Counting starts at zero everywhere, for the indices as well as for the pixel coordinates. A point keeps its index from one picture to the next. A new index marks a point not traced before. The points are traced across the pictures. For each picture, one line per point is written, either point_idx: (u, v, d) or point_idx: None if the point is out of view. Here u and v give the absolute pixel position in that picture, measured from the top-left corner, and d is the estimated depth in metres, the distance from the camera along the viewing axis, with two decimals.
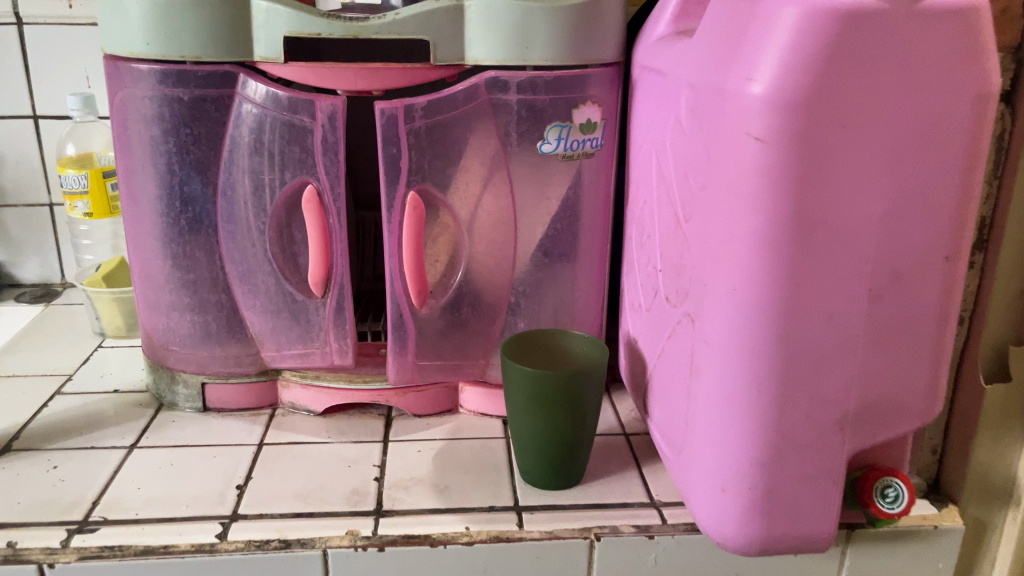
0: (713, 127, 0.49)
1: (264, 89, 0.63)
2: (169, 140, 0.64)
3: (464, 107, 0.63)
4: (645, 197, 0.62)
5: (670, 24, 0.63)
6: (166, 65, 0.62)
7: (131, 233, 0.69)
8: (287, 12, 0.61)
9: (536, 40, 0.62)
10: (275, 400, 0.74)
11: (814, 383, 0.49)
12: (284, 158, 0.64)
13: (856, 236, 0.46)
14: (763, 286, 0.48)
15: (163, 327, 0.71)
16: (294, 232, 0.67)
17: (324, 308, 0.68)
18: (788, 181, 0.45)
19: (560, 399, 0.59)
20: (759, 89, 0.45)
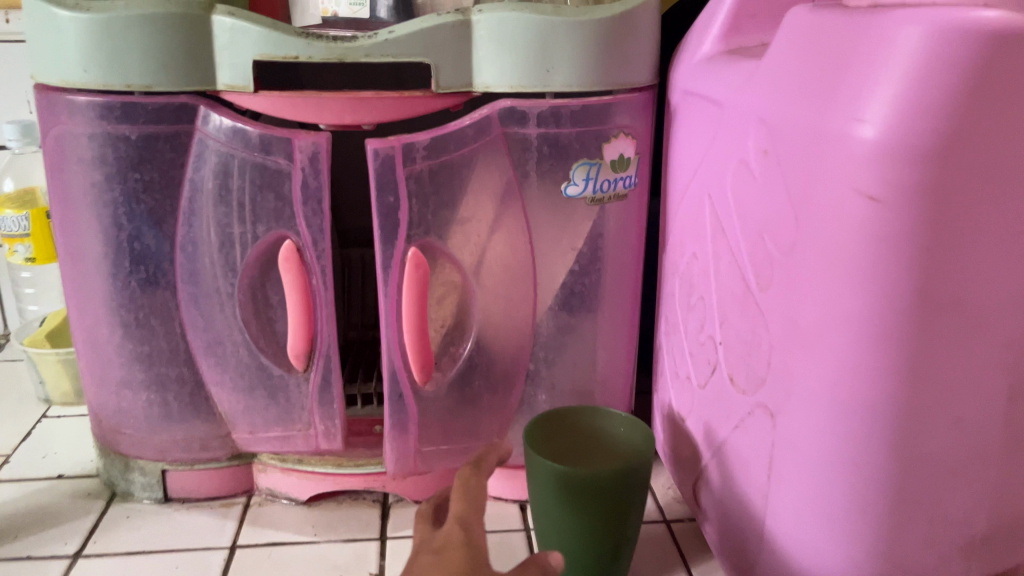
0: (800, 177, 0.39)
1: (230, 125, 0.51)
2: (114, 188, 0.53)
3: (474, 144, 0.53)
4: (694, 251, 0.52)
5: (719, 41, 0.52)
6: (109, 97, 0.51)
7: (72, 297, 0.57)
8: (256, 30, 0.50)
9: (560, 61, 0.52)
10: (250, 486, 0.63)
11: (936, 499, 0.39)
12: (256, 207, 0.53)
13: (994, 320, 0.36)
14: (874, 382, 0.37)
15: (113, 407, 0.59)
16: (270, 294, 0.56)
17: (307, 384, 0.57)
18: (910, 253, 0.35)
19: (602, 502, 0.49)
20: (873, 134, 0.35)
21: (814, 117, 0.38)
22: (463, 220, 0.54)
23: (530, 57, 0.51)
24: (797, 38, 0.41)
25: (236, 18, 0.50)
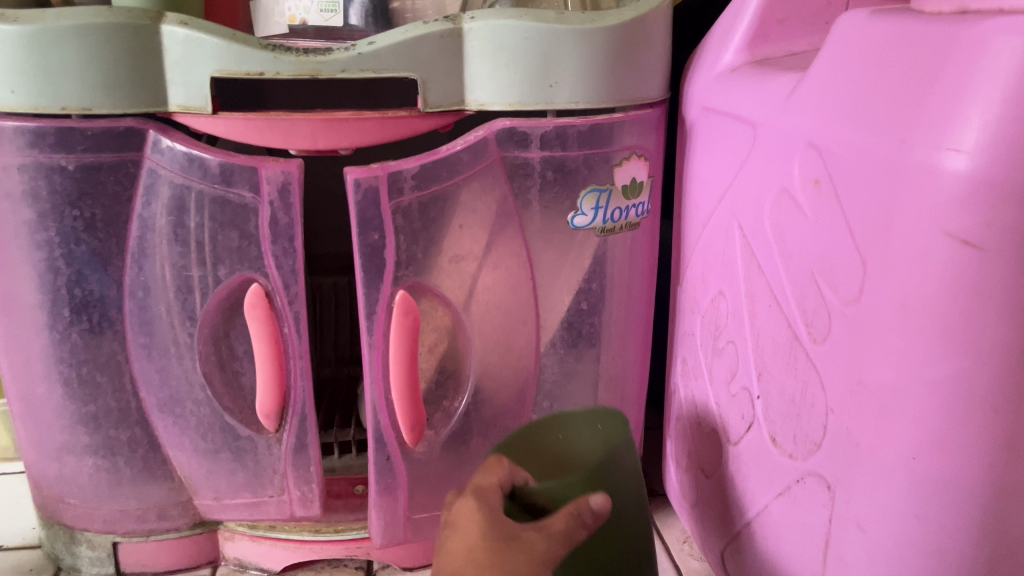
0: (868, 214, 0.33)
1: (184, 151, 0.44)
2: (49, 226, 0.45)
3: (469, 171, 0.46)
4: (721, 289, 0.46)
5: (741, 52, 0.47)
6: (41, 122, 0.43)
7: (4, 351, 0.49)
8: (213, 43, 0.43)
9: (566, 76, 0.45)
10: (215, 555, 0.56)
11: None
12: (216, 247, 0.46)
13: None
14: (964, 458, 0.31)
15: (55, 473, 0.51)
16: (236, 343, 0.49)
17: (280, 445, 0.50)
18: (1012, 308, 0.29)
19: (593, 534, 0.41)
20: (966, 165, 0.29)
21: (887, 144, 0.32)
22: (457, 257, 0.48)
23: (531, 71, 0.45)
24: (857, 50, 0.35)
25: (190, 28, 0.43)
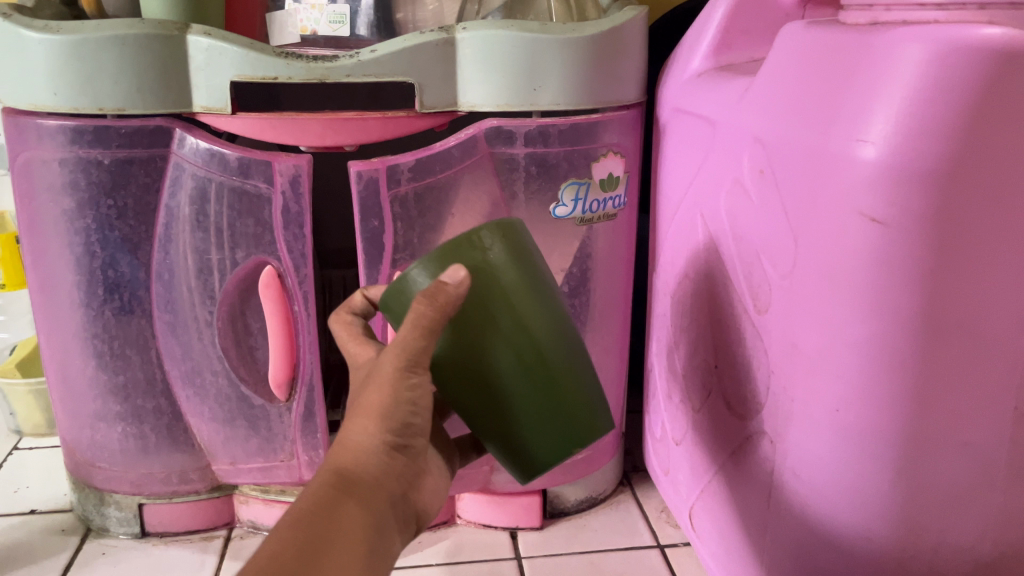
0: (800, 198, 0.38)
1: (207, 147, 0.50)
2: (86, 213, 0.51)
3: (460, 165, 0.51)
4: (688, 272, 0.51)
5: (708, 58, 0.51)
6: (81, 121, 0.49)
7: (44, 327, 0.55)
8: (233, 51, 0.48)
9: (547, 80, 0.51)
10: (231, 519, 0.61)
11: (943, 529, 0.38)
12: (234, 233, 0.51)
13: (1003, 347, 0.35)
14: (880, 408, 0.37)
15: (87, 439, 0.57)
16: (251, 321, 0.54)
17: (290, 414, 0.55)
18: (915, 278, 0.34)
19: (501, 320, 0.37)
20: (875, 154, 0.34)
21: (813, 137, 0.37)
22: None
23: (516, 76, 0.50)
24: (792, 55, 0.40)
25: (213, 38, 0.48)
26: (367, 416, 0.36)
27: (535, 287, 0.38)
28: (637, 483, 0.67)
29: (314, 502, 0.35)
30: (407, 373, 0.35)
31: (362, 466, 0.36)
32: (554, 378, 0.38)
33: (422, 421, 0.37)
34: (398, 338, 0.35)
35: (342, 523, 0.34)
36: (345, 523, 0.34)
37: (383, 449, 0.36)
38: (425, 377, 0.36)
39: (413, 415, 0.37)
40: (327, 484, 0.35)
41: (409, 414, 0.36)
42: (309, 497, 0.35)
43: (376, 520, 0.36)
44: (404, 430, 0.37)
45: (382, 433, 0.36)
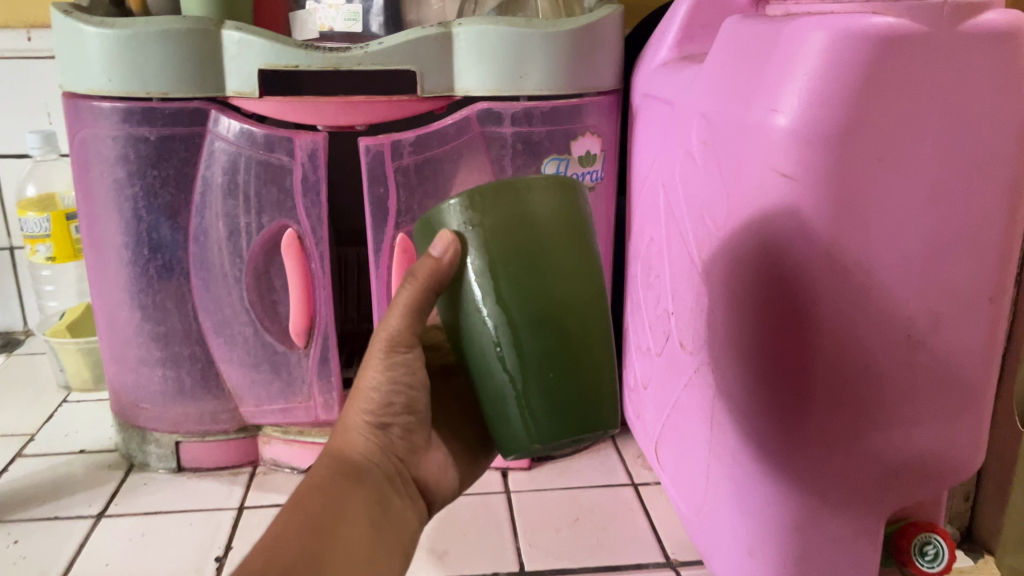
0: (735, 162, 0.46)
1: (238, 127, 0.58)
2: (135, 183, 0.59)
3: (455, 141, 0.59)
4: (652, 235, 0.58)
5: (672, 49, 0.59)
6: (131, 103, 0.58)
7: (97, 284, 0.64)
8: (260, 43, 0.57)
9: (531, 68, 0.58)
10: (255, 457, 0.69)
11: (850, 438, 0.45)
12: (260, 200, 0.60)
13: (893, 279, 0.42)
14: (797, 334, 0.44)
15: (132, 383, 0.65)
16: (274, 278, 0.63)
17: (307, 359, 0.63)
18: (818, 223, 0.42)
19: (531, 266, 0.39)
20: (785, 122, 0.41)
21: (742, 109, 0.45)
22: None
23: (504, 64, 0.58)
24: (730, 42, 0.47)
25: (244, 33, 0.57)
26: (358, 400, 0.47)
27: (577, 250, 0.40)
28: (619, 434, 0.74)
29: (319, 481, 0.44)
30: (390, 353, 0.46)
31: (356, 452, 0.46)
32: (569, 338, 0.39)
33: (401, 402, 0.48)
34: (373, 356, 0.46)
35: (346, 512, 0.43)
36: (351, 513, 0.43)
37: (374, 434, 0.47)
38: (407, 357, 0.47)
39: (393, 395, 0.47)
40: (329, 464, 0.46)
41: (390, 396, 0.47)
42: (316, 482, 0.44)
43: (372, 494, 0.45)
44: (384, 413, 0.47)
45: (371, 415, 0.47)
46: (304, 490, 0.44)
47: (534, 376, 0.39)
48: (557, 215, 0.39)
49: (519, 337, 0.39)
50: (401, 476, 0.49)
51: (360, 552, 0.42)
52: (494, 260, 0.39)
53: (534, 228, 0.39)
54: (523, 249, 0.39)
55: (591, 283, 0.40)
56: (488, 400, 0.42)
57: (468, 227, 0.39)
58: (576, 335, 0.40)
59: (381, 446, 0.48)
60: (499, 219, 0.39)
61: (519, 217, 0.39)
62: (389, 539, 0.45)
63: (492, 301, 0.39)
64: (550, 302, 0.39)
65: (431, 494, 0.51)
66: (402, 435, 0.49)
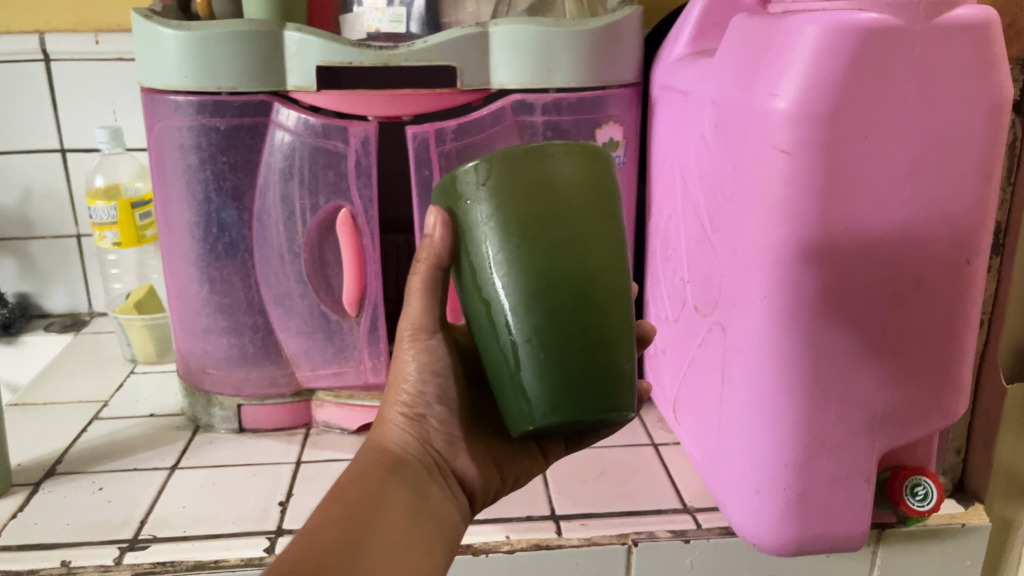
0: (738, 140, 0.51)
1: (298, 117, 0.65)
2: (205, 168, 0.66)
3: (492, 129, 0.66)
4: (670, 213, 0.64)
5: (688, 45, 0.65)
6: (203, 96, 0.64)
7: (169, 260, 0.71)
8: (318, 42, 0.63)
9: (559, 63, 0.65)
10: (309, 420, 0.76)
11: (843, 385, 0.51)
12: (318, 182, 0.67)
13: (878, 242, 0.48)
14: (791, 293, 0.49)
15: (199, 351, 0.72)
16: (328, 254, 0.70)
17: (358, 327, 0.71)
18: (813, 192, 0.47)
19: (540, 233, 0.40)
20: (783, 104, 0.47)
21: (746, 94, 0.50)
22: None
23: (536, 60, 0.65)
24: (735, 35, 0.53)
25: (303, 33, 0.64)
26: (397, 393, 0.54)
27: (587, 220, 0.41)
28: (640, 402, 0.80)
29: (361, 469, 0.51)
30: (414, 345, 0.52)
31: (394, 441, 0.53)
32: (565, 312, 0.41)
33: (432, 393, 0.53)
34: (403, 354, 0.53)
35: (383, 498, 0.49)
36: (386, 498, 0.49)
37: (408, 428, 0.53)
38: (434, 347, 0.52)
39: (424, 387, 0.53)
40: (371, 453, 0.52)
41: (420, 388, 0.53)
42: (358, 470, 0.50)
43: (405, 480, 0.51)
44: (416, 406, 0.54)
45: (406, 410, 0.53)
46: (347, 476, 0.50)
47: (533, 346, 0.41)
48: (571, 183, 0.41)
49: (516, 310, 0.41)
50: (437, 467, 0.54)
51: (393, 531, 0.47)
52: (502, 227, 0.41)
53: (544, 195, 0.41)
54: (531, 215, 0.41)
55: (604, 254, 0.41)
56: (493, 372, 0.44)
57: (481, 192, 0.42)
58: (581, 307, 0.41)
59: (417, 437, 0.54)
60: (509, 185, 0.41)
61: (531, 183, 0.41)
62: (425, 523, 0.50)
63: (497, 267, 0.41)
64: (553, 271, 0.40)
65: (469, 487, 0.56)
66: (438, 428, 0.54)
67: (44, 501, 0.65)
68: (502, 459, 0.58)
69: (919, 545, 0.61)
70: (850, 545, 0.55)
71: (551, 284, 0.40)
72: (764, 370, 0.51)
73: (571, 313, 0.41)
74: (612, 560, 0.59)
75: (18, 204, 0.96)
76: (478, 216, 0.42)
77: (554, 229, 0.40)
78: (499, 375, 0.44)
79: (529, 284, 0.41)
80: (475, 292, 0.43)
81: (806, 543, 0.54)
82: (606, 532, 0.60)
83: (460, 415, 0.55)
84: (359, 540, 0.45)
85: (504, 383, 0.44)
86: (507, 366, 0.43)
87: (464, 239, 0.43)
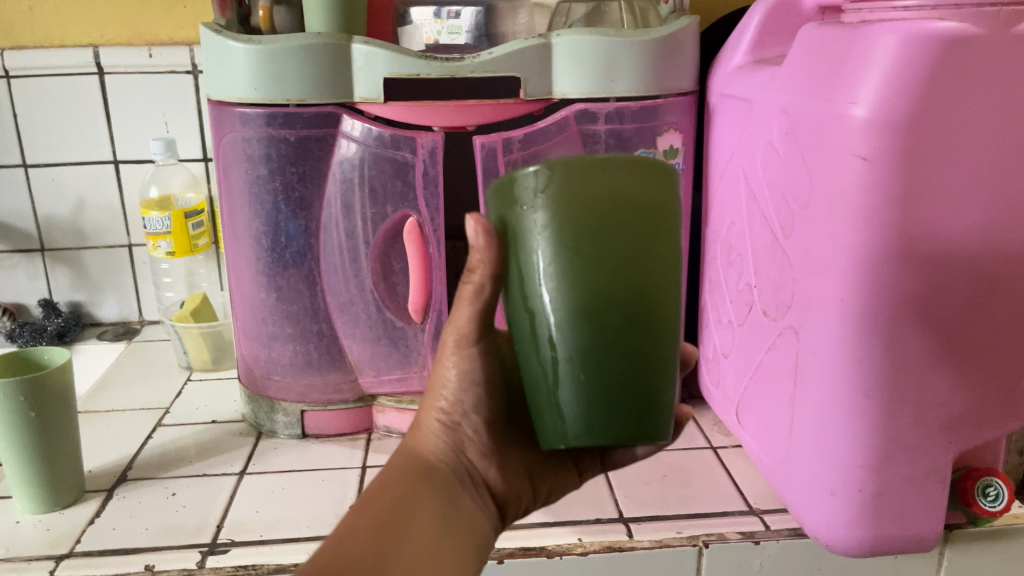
0: (813, 148, 0.52)
1: (364, 127, 0.66)
2: (274, 178, 0.68)
3: (557, 138, 0.67)
4: (732, 219, 0.66)
5: (747, 53, 0.66)
6: (273, 108, 0.65)
7: (235, 269, 0.72)
8: (385, 54, 0.64)
9: (621, 73, 0.66)
10: (370, 425, 0.77)
11: (919, 386, 0.52)
12: (385, 193, 0.68)
13: (956, 246, 0.49)
14: (869, 297, 0.50)
15: (264, 357, 0.74)
16: (393, 262, 0.71)
17: (423, 333, 0.72)
18: (893, 198, 0.48)
19: (598, 251, 0.38)
20: (862, 112, 0.48)
21: (822, 102, 0.51)
22: None
23: (599, 70, 0.66)
24: (807, 44, 0.54)
25: (371, 45, 0.64)
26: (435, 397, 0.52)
27: (646, 238, 0.38)
28: (695, 405, 0.81)
29: (395, 472, 0.49)
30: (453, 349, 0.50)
31: (428, 447, 0.51)
32: (611, 332, 0.39)
33: (469, 400, 0.51)
34: (445, 357, 0.51)
35: (416, 505, 0.47)
36: (418, 504, 0.47)
37: (446, 435, 0.52)
38: (474, 353, 0.50)
39: (462, 394, 0.51)
40: (404, 457, 0.51)
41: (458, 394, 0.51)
42: (392, 474, 0.49)
43: (439, 487, 0.49)
44: (453, 413, 0.52)
45: (445, 417, 0.52)
46: (381, 480, 0.49)
47: (573, 364, 0.40)
48: (637, 198, 0.38)
49: (561, 326, 0.39)
50: (470, 478, 0.52)
51: (425, 536, 0.46)
52: (557, 239, 0.38)
53: (606, 210, 0.38)
54: (593, 230, 0.38)
55: (658, 274, 0.39)
56: (530, 384, 0.42)
57: (539, 199, 0.39)
58: (630, 328, 0.39)
59: (451, 445, 0.52)
60: (568, 195, 0.38)
61: (594, 196, 0.38)
62: (455, 533, 0.48)
63: (547, 279, 0.39)
64: (608, 291, 0.38)
65: (502, 502, 0.54)
66: (474, 438, 0.52)
67: (118, 506, 0.66)
68: (535, 474, 0.55)
69: (985, 545, 0.62)
70: (922, 545, 0.56)
71: (599, 303, 0.38)
72: (841, 373, 0.52)
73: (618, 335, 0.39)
74: (684, 562, 0.60)
75: (71, 214, 0.98)
76: (534, 225, 0.39)
77: (614, 248, 0.38)
78: (534, 389, 0.42)
79: (580, 303, 0.39)
80: (520, 301, 0.41)
81: (881, 542, 0.55)
82: (676, 534, 0.60)
83: (498, 426, 0.53)
84: (390, 546, 0.43)
85: (539, 398, 0.42)
86: (544, 380, 0.41)
87: (513, 245, 0.40)
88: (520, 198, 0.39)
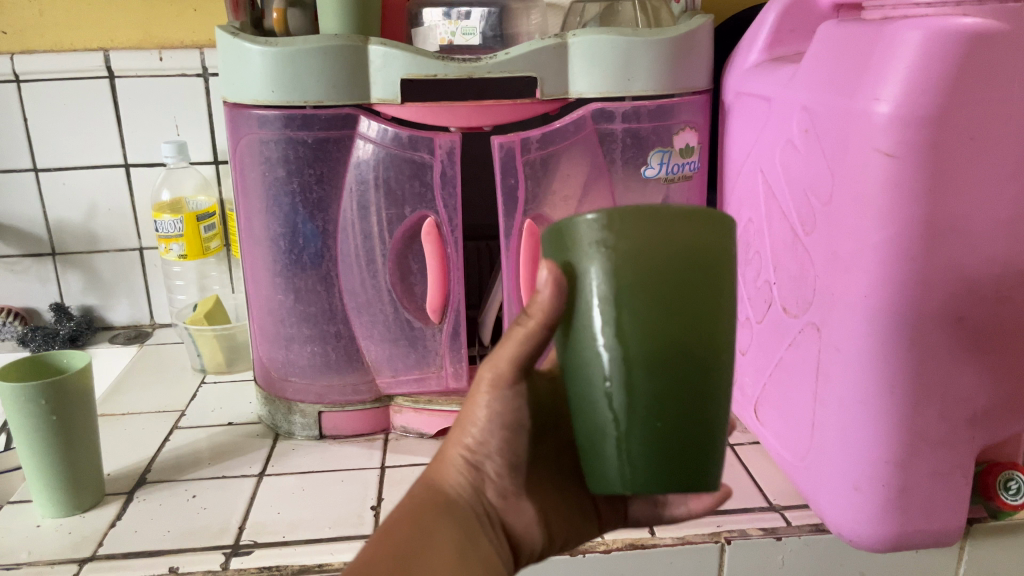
0: (835, 144, 0.53)
1: (381, 127, 0.66)
2: (292, 180, 0.68)
3: (574, 137, 0.68)
4: (751, 216, 0.66)
5: (763, 52, 0.67)
6: (291, 110, 0.65)
7: (253, 271, 0.73)
8: (403, 55, 0.64)
9: (638, 72, 0.66)
10: (387, 425, 0.77)
11: (944, 381, 0.52)
12: (403, 193, 0.68)
13: (984, 241, 0.50)
14: (894, 292, 0.50)
15: (282, 359, 0.74)
16: (411, 262, 0.71)
17: (440, 333, 0.73)
18: (919, 194, 0.48)
19: (671, 301, 0.37)
20: (887, 109, 0.48)
21: (845, 99, 0.51)
22: (564, 197, 0.69)
23: (615, 69, 0.66)
24: (828, 42, 0.54)
25: (387, 47, 0.64)
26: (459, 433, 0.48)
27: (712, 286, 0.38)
28: None
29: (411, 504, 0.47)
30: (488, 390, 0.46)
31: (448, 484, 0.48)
32: (681, 380, 0.38)
33: (495, 442, 0.48)
34: (479, 395, 0.46)
35: (429, 543, 0.44)
36: (432, 544, 0.44)
37: (470, 471, 0.48)
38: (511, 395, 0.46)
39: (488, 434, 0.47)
40: (421, 489, 0.48)
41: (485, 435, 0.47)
42: (407, 508, 0.46)
43: (457, 525, 0.46)
44: (479, 453, 0.48)
45: (471, 451, 0.48)
46: (395, 517, 0.45)
47: (640, 414, 0.38)
48: (705, 249, 0.37)
49: (630, 373, 0.38)
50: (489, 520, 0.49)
51: None
52: (627, 285, 0.37)
53: (676, 259, 0.37)
54: (665, 280, 0.37)
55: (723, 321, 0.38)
56: (586, 432, 0.41)
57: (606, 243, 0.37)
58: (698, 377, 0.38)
59: (473, 486, 0.48)
60: (639, 241, 0.37)
61: (663, 245, 0.37)
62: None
63: (616, 326, 0.38)
64: (682, 341, 0.37)
65: (518, 544, 0.50)
66: (496, 480, 0.49)
67: (139, 509, 0.66)
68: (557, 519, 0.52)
69: (1006, 539, 0.62)
70: (945, 539, 0.57)
71: (671, 352, 0.37)
72: (866, 369, 0.53)
73: (691, 387, 0.38)
74: (707, 559, 0.60)
75: (83, 218, 0.98)
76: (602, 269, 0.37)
77: (686, 297, 0.37)
78: (590, 437, 0.41)
79: (652, 353, 0.37)
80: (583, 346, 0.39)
81: (904, 536, 0.56)
82: (698, 531, 0.60)
83: (521, 465, 0.49)
84: None
85: (596, 447, 0.40)
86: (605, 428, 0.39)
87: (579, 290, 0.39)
88: (586, 242, 0.38)
